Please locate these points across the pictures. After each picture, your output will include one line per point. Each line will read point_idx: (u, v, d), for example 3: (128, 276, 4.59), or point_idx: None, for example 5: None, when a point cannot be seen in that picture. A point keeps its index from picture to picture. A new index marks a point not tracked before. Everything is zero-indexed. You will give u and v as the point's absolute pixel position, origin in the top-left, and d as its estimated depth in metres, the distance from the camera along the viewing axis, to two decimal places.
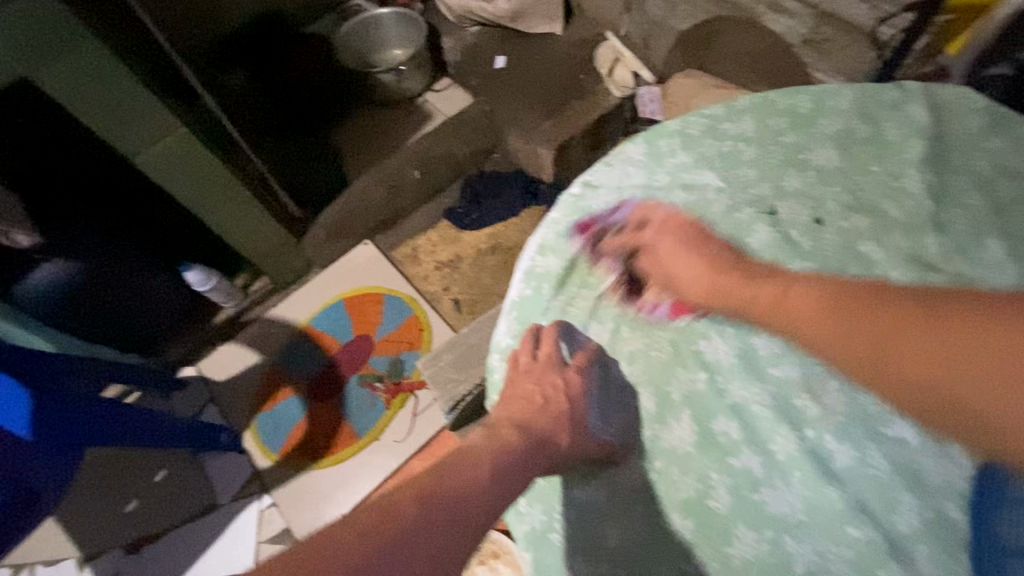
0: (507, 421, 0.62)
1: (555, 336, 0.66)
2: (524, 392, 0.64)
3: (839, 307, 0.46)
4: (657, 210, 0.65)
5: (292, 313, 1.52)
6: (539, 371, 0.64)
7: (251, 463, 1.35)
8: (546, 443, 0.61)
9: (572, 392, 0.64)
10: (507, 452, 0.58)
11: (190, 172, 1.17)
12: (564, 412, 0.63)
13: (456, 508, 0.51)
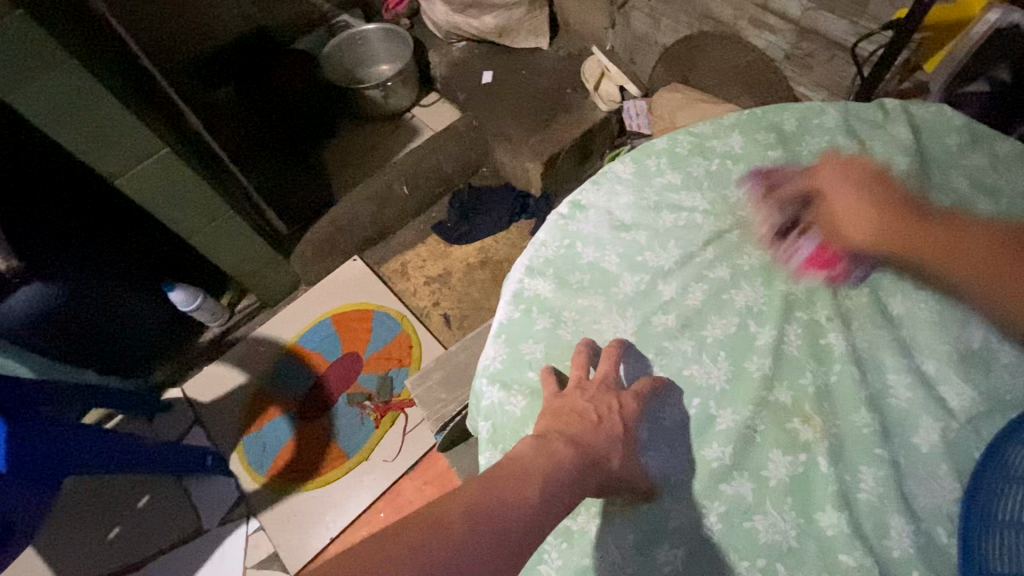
0: (557, 434, 0.46)
1: (613, 355, 0.54)
2: (576, 408, 0.49)
3: (897, 217, 0.52)
4: (646, 233, 0.62)
5: (280, 332, 1.50)
6: (593, 388, 0.51)
7: (238, 486, 1.32)
8: (599, 462, 0.46)
9: (628, 414, 0.50)
10: (559, 469, 0.43)
11: (175, 191, 1.16)
12: (621, 434, 0.49)
13: (508, 526, 0.38)
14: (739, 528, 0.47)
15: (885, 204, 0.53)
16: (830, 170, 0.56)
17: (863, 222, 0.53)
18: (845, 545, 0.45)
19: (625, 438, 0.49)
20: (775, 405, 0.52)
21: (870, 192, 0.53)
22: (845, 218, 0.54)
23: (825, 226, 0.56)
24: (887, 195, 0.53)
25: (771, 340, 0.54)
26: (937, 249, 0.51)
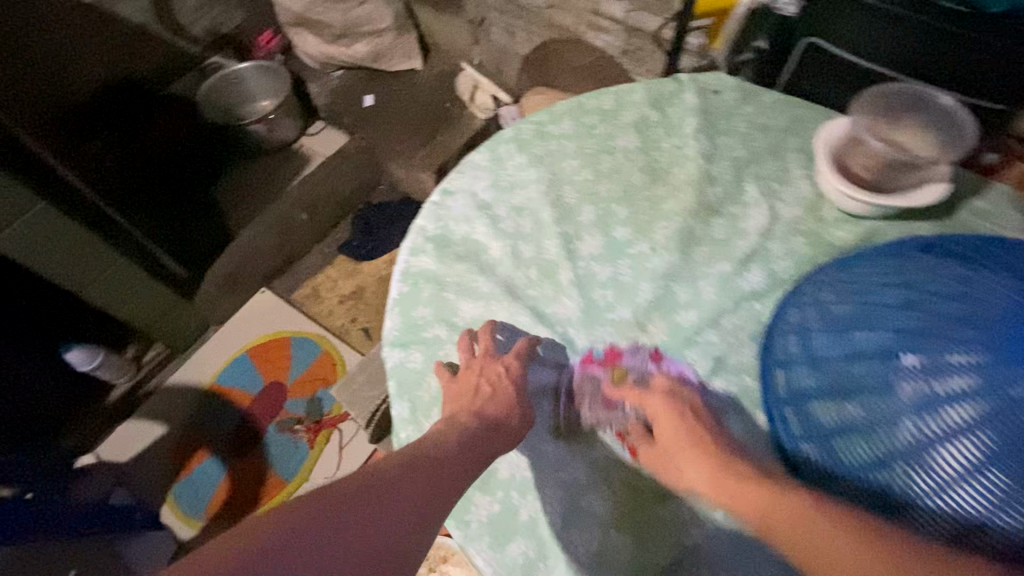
0: (463, 411, 0.53)
1: (491, 330, 0.61)
2: (470, 384, 0.56)
3: (728, 479, 0.46)
4: (506, 207, 0.72)
5: (196, 376, 1.47)
6: (480, 362, 0.58)
7: (175, 535, 1.30)
8: (502, 425, 0.53)
9: (516, 375, 0.56)
10: (464, 431, 0.51)
11: (60, 245, 1.17)
12: (517, 394, 0.55)
13: (435, 474, 0.45)
14: (604, 413, 0.58)
15: (745, 486, 0.45)
16: (661, 402, 0.52)
17: (700, 473, 0.47)
18: (678, 405, 0.57)
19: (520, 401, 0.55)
20: (620, 323, 0.62)
21: (686, 424, 0.50)
22: (664, 425, 0.51)
23: (656, 455, 0.51)
24: (692, 421, 0.50)
25: (609, 273, 0.65)
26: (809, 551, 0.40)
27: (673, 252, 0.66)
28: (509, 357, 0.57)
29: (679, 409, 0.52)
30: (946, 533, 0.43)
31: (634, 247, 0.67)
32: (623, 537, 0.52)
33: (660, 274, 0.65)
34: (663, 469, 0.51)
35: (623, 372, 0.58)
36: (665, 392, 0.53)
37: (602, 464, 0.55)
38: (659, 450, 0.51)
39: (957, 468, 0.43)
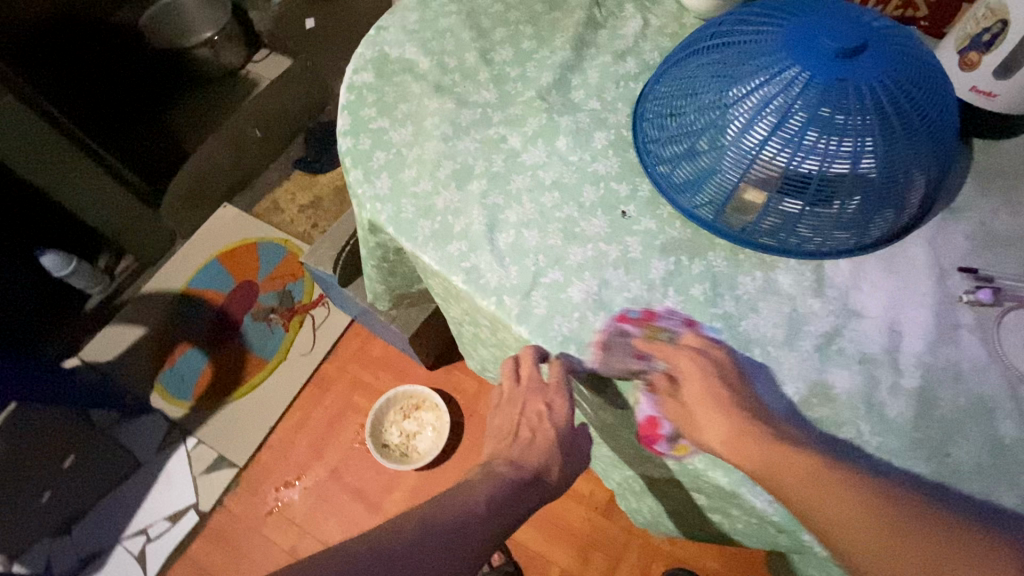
0: (499, 459, 0.60)
1: (532, 362, 0.61)
2: (512, 422, 0.62)
3: (738, 434, 0.51)
4: (431, 33, 0.87)
5: (168, 282, 1.57)
6: (523, 394, 0.61)
7: (166, 417, 1.39)
8: (540, 476, 0.59)
9: (558, 416, 0.60)
10: (503, 492, 0.57)
11: (31, 144, 1.23)
12: (553, 439, 0.60)
13: (462, 529, 0.52)
14: (516, 161, 0.73)
15: (767, 452, 0.49)
16: (693, 363, 0.56)
17: (721, 427, 0.52)
18: (571, 149, 0.74)
19: (558, 441, 0.60)
20: (525, 101, 0.78)
21: (715, 392, 0.54)
22: (694, 390, 0.55)
23: (677, 412, 0.56)
24: (730, 402, 0.53)
25: (518, 72, 0.81)
26: (753, 453, 0.50)
27: (568, 51, 0.83)
28: (553, 390, 0.60)
29: (715, 369, 0.56)
30: (739, 178, 0.62)
31: (539, 53, 0.83)
32: (533, 230, 0.68)
33: (559, 68, 0.81)
34: (683, 422, 0.55)
35: (658, 329, 0.60)
36: (697, 354, 0.56)
37: (516, 189, 0.71)
38: (684, 406, 0.55)
39: (759, 134, 0.60)
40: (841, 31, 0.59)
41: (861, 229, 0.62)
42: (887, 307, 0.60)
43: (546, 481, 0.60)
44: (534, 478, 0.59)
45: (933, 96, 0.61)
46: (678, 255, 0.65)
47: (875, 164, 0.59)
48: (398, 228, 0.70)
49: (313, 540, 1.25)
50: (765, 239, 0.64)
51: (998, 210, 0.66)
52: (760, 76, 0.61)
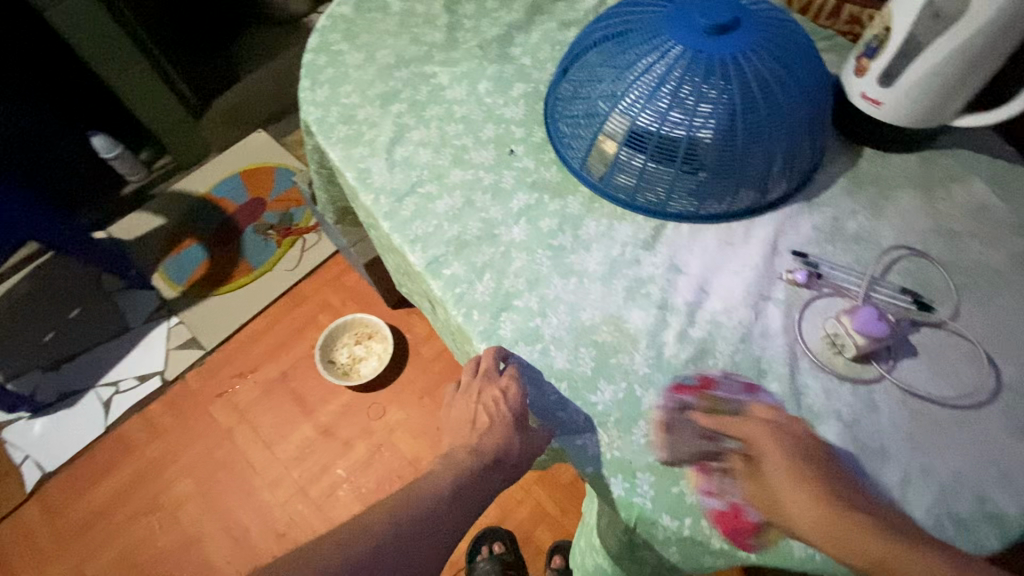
0: (460, 447, 0.59)
1: (495, 359, 0.59)
2: (471, 411, 0.60)
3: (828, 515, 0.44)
4: None
5: (194, 185, 1.74)
6: (480, 385, 0.59)
7: (159, 295, 1.57)
8: (500, 460, 0.57)
9: (513, 401, 0.57)
10: (467, 481, 0.57)
11: (99, 34, 1.42)
12: (510, 424, 0.57)
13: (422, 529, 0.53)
14: (439, 95, 0.82)
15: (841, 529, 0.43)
16: (763, 433, 0.50)
17: (808, 510, 0.45)
18: (489, 94, 0.82)
19: (516, 425, 0.57)
20: (467, 49, 0.87)
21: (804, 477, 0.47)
22: (775, 469, 0.48)
23: (761, 496, 0.48)
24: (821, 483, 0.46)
25: (472, 25, 0.90)
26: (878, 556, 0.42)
27: (523, 14, 0.91)
28: (506, 381, 0.58)
29: (803, 441, 0.50)
30: (598, 130, 0.68)
31: (497, 12, 0.92)
32: (430, 150, 0.76)
33: (508, 27, 0.89)
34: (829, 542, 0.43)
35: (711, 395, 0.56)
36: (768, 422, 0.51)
37: (428, 116, 0.80)
38: (766, 484, 0.48)
39: (617, 89, 0.66)
40: (711, 10, 0.64)
41: (700, 199, 0.67)
42: (705, 268, 0.64)
43: (507, 463, 0.58)
44: (496, 461, 0.58)
45: (794, 86, 0.65)
46: (541, 193, 0.72)
47: (712, 138, 0.63)
48: (324, 132, 0.80)
49: (249, 427, 1.38)
50: (616, 192, 0.70)
51: (856, 211, 0.68)
52: (633, 38, 0.66)
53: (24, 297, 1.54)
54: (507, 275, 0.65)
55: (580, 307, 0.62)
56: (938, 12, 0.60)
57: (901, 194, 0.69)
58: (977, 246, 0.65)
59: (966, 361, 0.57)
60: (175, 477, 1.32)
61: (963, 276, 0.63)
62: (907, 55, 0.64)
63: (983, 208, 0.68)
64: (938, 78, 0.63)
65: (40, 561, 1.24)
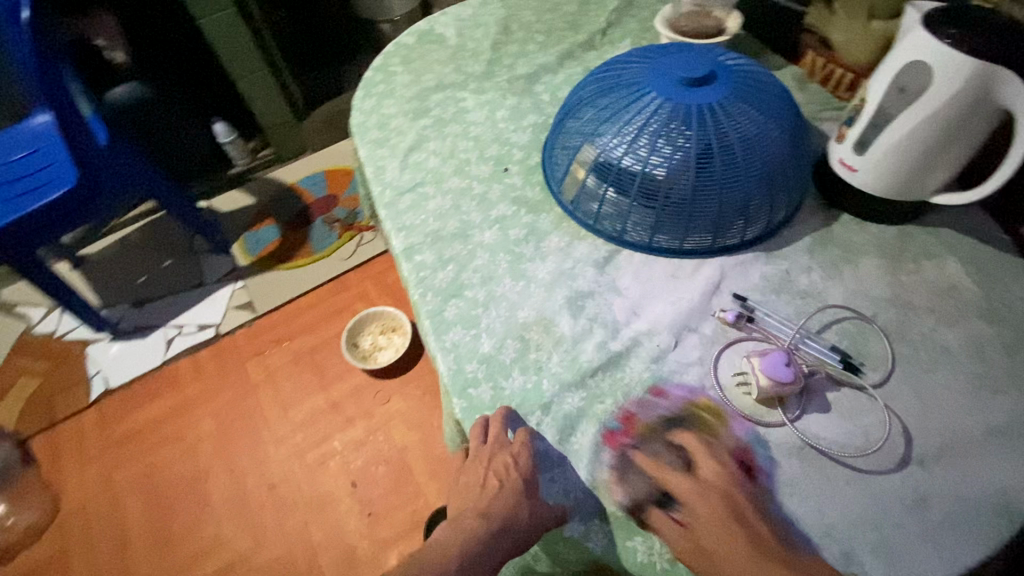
0: (469, 511, 0.56)
1: (501, 424, 0.59)
2: (478, 475, 0.58)
3: None
4: (473, 23, 1.12)
5: (286, 175, 1.99)
6: (489, 452, 0.57)
7: (233, 262, 1.80)
8: (509, 525, 0.54)
9: (525, 467, 0.56)
10: (475, 548, 0.54)
11: (233, 41, 1.71)
12: (520, 490, 0.55)
13: None
14: (462, 115, 0.94)
15: None
16: (688, 483, 0.51)
17: None
18: (505, 120, 0.92)
19: (526, 492, 0.55)
20: (498, 81, 0.99)
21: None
22: (699, 515, 0.49)
23: (686, 542, 0.49)
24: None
25: (509, 63, 1.03)
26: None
27: (556, 59, 1.02)
28: (519, 446, 0.57)
29: (730, 490, 0.50)
30: (572, 157, 0.76)
31: (534, 55, 1.04)
32: (439, 159, 0.88)
33: (539, 67, 1.00)
34: None
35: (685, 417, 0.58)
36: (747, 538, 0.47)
37: (447, 131, 0.92)
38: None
39: (593, 123, 0.73)
40: (690, 66, 0.71)
41: (652, 232, 0.72)
42: (644, 294, 0.69)
43: (516, 530, 0.54)
44: (503, 527, 0.54)
45: (758, 143, 0.69)
46: (519, 208, 0.80)
47: (665, 179, 0.69)
48: (361, 132, 0.94)
49: (272, 388, 1.53)
50: (580, 214, 0.77)
51: (811, 269, 0.69)
52: (619, 81, 0.74)
53: (132, 243, 1.85)
54: (467, 270, 0.73)
55: (520, 306, 0.69)
56: (903, 86, 0.62)
57: (865, 261, 0.69)
58: (933, 323, 0.63)
59: (879, 427, 0.56)
60: (202, 416, 1.50)
61: (905, 347, 0.62)
62: (878, 126, 0.66)
63: (951, 287, 0.66)
64: (907, 150, 0.64)
65: (79, 460, 1.44)
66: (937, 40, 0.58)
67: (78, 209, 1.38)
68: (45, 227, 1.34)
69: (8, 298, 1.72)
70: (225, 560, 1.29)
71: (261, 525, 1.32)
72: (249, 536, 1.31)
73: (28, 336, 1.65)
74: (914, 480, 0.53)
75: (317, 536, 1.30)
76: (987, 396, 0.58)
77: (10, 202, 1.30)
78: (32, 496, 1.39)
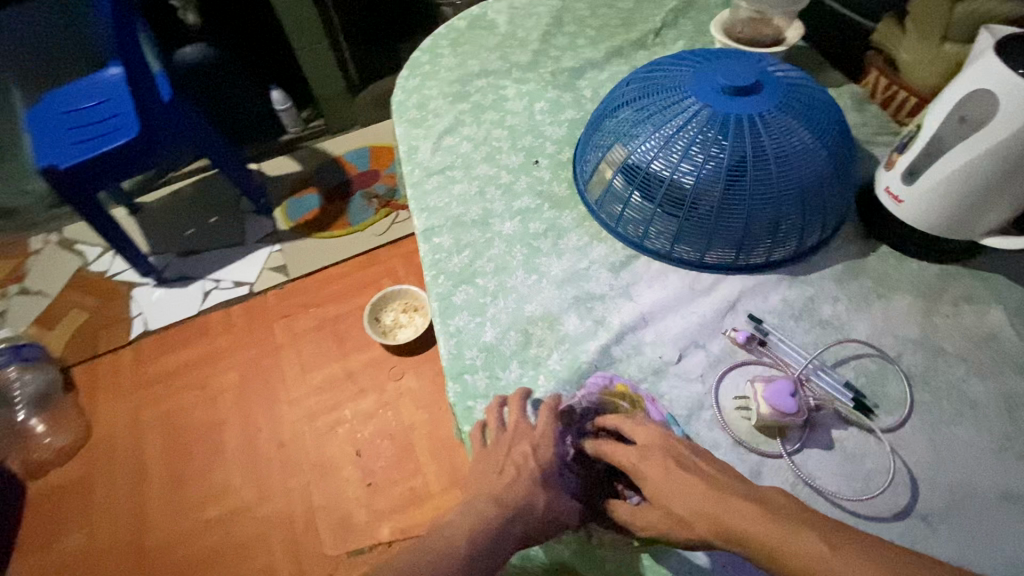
0: (483, 496, 0.51)
1: (518, 409, 0.57)
2: (497, 459, 0.53)
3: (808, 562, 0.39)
4: (526, 12, 1.10)
5: (334, 147, 2.05)
6: (509, 439, 0.55)
7: (273, 225, 1.86)
8: (524, 512, 0.50)
9: (546, 456, 0.53)
10: (486, 535, 0.48)
11: (299, 12, 1.73)
12: (540, 479, 0.52)
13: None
14: (500, 103, 0.94)
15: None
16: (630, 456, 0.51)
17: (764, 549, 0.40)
18: (543, 113, 0.91)
19: (545, 483, 0.52)
20: (542, 73, 0.98)
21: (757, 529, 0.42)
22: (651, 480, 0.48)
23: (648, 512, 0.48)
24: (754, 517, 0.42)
25: (556, 55, 1.01)
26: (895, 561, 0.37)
27: (604, 56, 1.00)
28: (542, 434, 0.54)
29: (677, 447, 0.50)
30: (601, 157, 0.75)
31: (582, 50, 1.02)
32: (472, 145, 0.88)
33: (585, 63, 0.99)
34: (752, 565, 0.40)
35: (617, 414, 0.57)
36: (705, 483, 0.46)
37: (484, 118, 0.92)
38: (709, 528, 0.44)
39: (625, 124, 0.72)
40: (736, 75, 0.68)
41: (672, 242, 0.70)
42: (656, 304, 0.67)
43: (530, 518, 0.50)
44: (516, 517, 0.50)
45: (797, 161, 0.65)
46: (543, 201, 0.79)
47: (693, 188, 0.66)
48: (400, 110, 0.95)
49: (295, 350, 1.59)
50: (603, 215, 0.75)
51: (838, 299, 0.65)
52: (659, 83, 0.72)
53: (185, 197, 1.94)
54: (482, 258, 0.73)
55: (528, 300, 0.68)
56: (964, 115, 0.58)
57: (898, 298, 0.65)
58: (964, 372, 0.59)
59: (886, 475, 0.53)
60: (227, 368, 1.56)
61: (927, 394, 0.58)
62: (932, 155, 0.61)
63: (990, 337, 0.61)
64: (961, 185, 0.59)
65: (113, 393, 1.53)
66: (1008, 69, 0.53)
67: (135, 160, 1.45)
68: (104, 173, 1.41)
69: (68, 235, 1.83)
70: (230, 507, 1.35)
71: (268, 480, 1.38)
72: (254, 488, 1.37)
73: (82, 273, 1.76)
74: (911, 537, 0.50)
75: (318, 498, 1.34)
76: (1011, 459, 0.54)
77: (76, 146, 1.38)
78: (67, 421, 1.49)
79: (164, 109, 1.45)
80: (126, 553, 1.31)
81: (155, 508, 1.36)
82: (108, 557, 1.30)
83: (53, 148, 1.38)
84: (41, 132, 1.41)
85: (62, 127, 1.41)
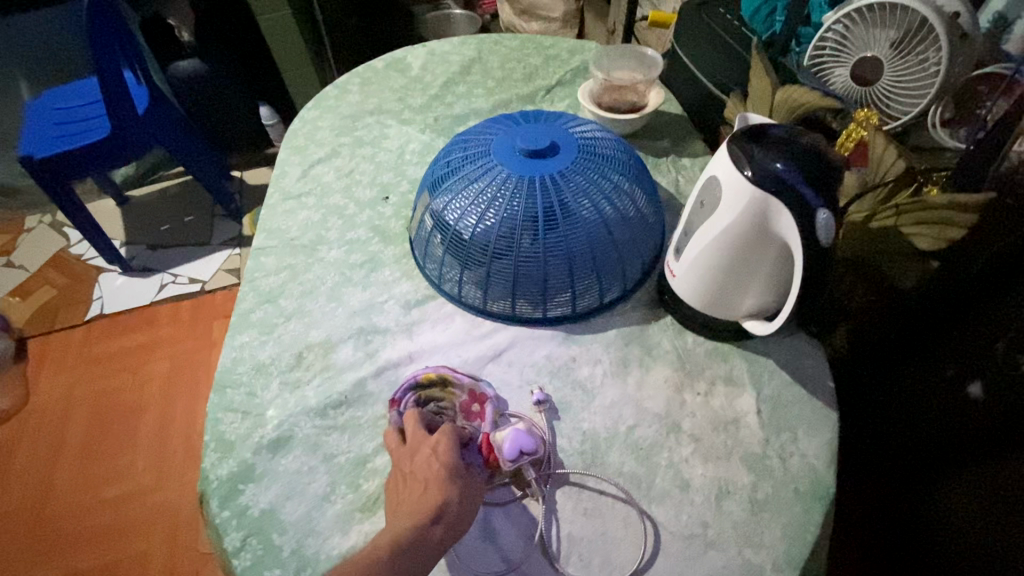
0: (403, 507, 0.51)
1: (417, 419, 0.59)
2: (411, 471, 0.54)
3: None
4: (439, 58, 1.16)
5: None
6: (408, 451, 0.56)
7: (240, 230, 1.98)
8: (440, 515, 0.50)
9: (447, 457, 0.54)
10: (410, 535, 0.49)
11: (283, 41, 1.92)
12: (444, 478, 0.52)
13: None
14: (378, 141, 1.00)
15: None
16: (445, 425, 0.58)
17: None
18: (412, 155, 0.97)
19: (455, 476, 0.53)
20: (427, 117, 1.04)
21: None
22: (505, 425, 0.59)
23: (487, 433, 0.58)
24: None
25: (448, 102, 1.07)
26: None
27: (491, 108, 1.05)
28: (436, 437, 0.55)
29: None
30: (419, 197, 0.79)
31: (475, 99, 1.07)
32: (336, 177, 0.94)
33: (469, 113, 1.04)
34: None
35: (438, 396, 0.63)
36: None
37: (358, 154, 0.98)
38: None
39: (436, 168, 0.75)
40: (533, 137, 0.71)
41: (459, 286, 0.73)
42: (425, 347, 0.70)
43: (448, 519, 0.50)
44: (437, 516, 0.50)
45: (570, 226, 0.67)
46: (374, 236, 0.84)
47: (471, 238, 0.69)
48: (289, 137, 1.02)
49: None
50: (416, 250, 0.79)
51: (599, 363, 0.67)
52: (473, 136, 0.76)
53: (169, 195, 2.09)
54: (295, 281, 0.78)
55: (316, 326, 0.72)
56: (705, 200, 0.59)
57: (657, 370, 0.66)
58: (688, 453, 0.59)
59: (608, 547, 0.54)
60: (161, 358, 1.65)
61: (639, 467, 0.58)
62: (688, 234, 0.62)
63: (731, 421, 0.61)
64: (710, 264, 0.60)
65: (57, 366, 1.64)
66: (734, 159, 0.54)
67: (105, 158, 1.58)
68: (76, 168, 1.55)
69: (58, 218, 2.00)
70: (129, 489, 1.41)
71: (169, 470, 1.44)
72: (154, 475, 1.43)
73: (62, 253, 1.91)
74: None
75: None
76: (698, 548, 0.53)
77: (56, 140, 1.54)
78: (12, 388, 1.61)
79: (136, 119, 1.58)
80: (27, 518, 1.38)
81: (63, 479, 1.44)
82: (10, 520, 1.39)
83: (37, 140, 1.54)
84: (32, 125, 1.58)
85: (50, 123, 1.57)
